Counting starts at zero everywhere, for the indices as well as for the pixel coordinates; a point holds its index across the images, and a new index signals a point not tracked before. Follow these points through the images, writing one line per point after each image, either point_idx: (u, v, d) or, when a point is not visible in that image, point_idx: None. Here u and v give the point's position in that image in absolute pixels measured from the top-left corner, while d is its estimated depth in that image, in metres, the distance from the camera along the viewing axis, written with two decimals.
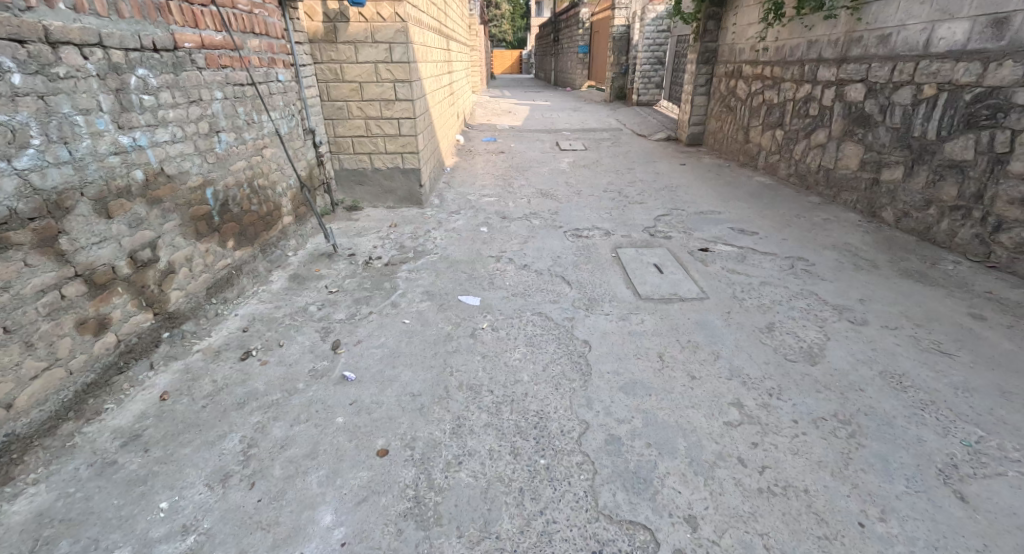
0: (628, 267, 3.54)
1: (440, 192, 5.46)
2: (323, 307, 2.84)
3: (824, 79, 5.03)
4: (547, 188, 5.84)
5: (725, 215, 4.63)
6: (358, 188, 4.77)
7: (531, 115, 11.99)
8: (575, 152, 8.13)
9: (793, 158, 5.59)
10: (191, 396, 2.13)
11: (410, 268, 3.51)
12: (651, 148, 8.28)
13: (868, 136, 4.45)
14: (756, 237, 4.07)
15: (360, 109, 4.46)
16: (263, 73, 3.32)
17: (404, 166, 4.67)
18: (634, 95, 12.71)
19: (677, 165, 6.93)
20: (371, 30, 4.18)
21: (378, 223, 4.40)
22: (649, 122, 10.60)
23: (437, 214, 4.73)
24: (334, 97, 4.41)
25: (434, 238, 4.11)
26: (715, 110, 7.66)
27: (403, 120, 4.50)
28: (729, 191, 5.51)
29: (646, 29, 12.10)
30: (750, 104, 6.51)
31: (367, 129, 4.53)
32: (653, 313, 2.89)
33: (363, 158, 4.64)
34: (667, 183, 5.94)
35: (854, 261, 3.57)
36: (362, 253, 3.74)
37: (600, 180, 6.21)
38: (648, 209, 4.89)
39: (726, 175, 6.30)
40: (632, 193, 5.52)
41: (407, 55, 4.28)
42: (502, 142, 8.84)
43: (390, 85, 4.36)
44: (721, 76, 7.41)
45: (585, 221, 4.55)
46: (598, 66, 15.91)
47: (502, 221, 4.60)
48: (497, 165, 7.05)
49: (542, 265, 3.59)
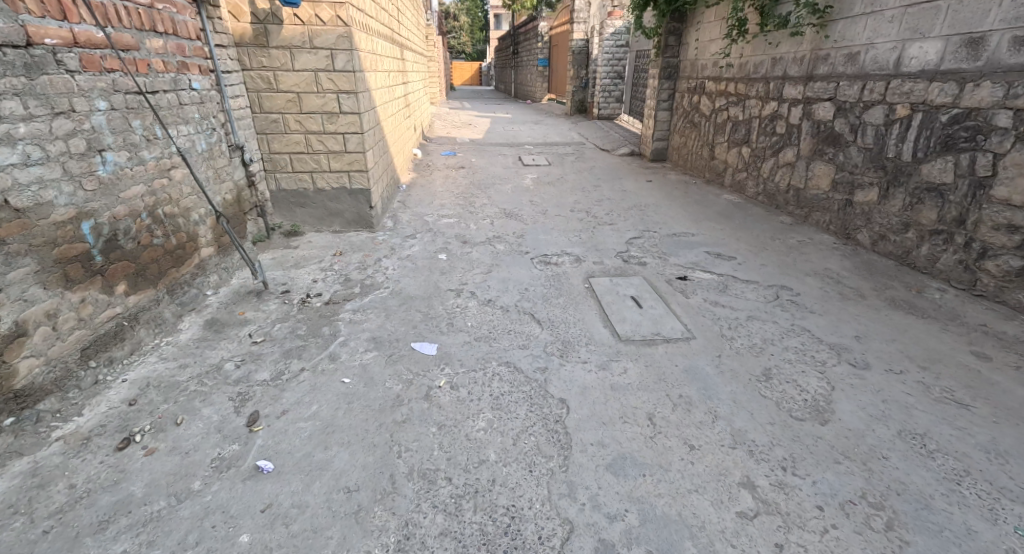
0: (602, 300, 3.17)
1: (394, 214, 5.00)
2: (242, 366, 2.41)
3: (791, 97, 4.80)
4: (510, 208, 5.45)
5: (698, 237, 4.36)
6: (299, 211, 4.25)
7: (492, 129, 11.67)
8: (539, 167, 7.81)
9: (761, 177, 5.37)
10: (29, 517, 1.64)
11: (355, 306, 3.03)
12: (616, 164, 8.04)
13: (838, 156, 4.19)
14: (732, 262, 3.80)
15: (298, 122, 3.97)
16: (168, 80, 2.89)
17: (352, 186, 4.21)
18: (595, 109, 12.56)
19: (643, 182, 6.68)
20: (308, 35, 3.73)
21: (320, 251, 3.89)
22: (612, 136, 10.40)
23: (389, 239, 4.26)
24: (268, 109, 3.92)
25: (385, 268, 3.64)
26: (678, 126, 7.49)
27: (349, 135, 4.05)
28: (700, 210, 5.25)
29: (605, 44, 12.00)
30: (715, 120, 6.32)
31: (308, 144, 4.04)
32: (635, 357, 2.52)
33: (304, 177, 4.14)
34: (636, 201, 5.66)
35: (838, 289, 3.23)
36: (298, 288, 3.24)
37: (566, 198, 5.89)
38: (619, 231, 4.57)
39: (694, 192, 6.07)
40: (600, 212, 5.22)
41: (351, 64, 3.85)
42: (463, 156, 8.45)
43: (333, 96, 3.91)
44: (683, 91, 7.26)
45: (552, 246, 4.18)
46: (558, 79, 15.76)
47: (462, 247, 4.16)
48: (457, 182, 6.63)
49: (508, 300, 3.18)
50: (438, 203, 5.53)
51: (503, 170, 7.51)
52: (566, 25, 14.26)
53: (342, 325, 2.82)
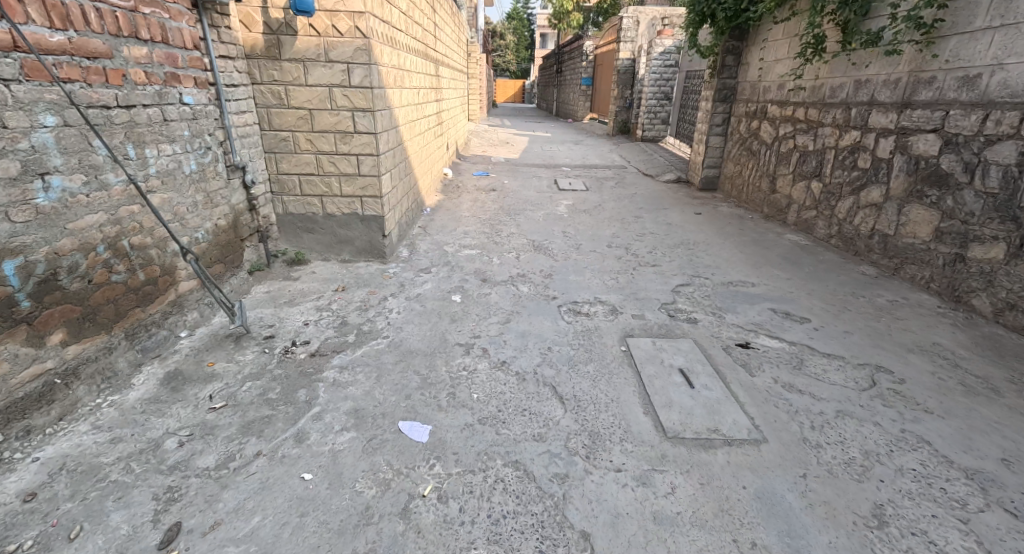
0: (644, 371, 2.55)
1: (412, 241, 4.61)
2: (186, 445, 1.90)
3: (880, 127, 4.08)
4: (538, 239, 4.91)
5: (763, 287, 3.68)
6: (305, 236, 3.90)
7: (530, 148, 11.18)
8: (576, 193, 7.23)
9: (830, 217, 4.66)
10: None
11: (344, 361, 2.52)
12: (661, 192, 7.39)
13: (947, 200, 3.50)
14: (808, 325, 3.10)
15: (309, 142, 3.64)
16: (152, 92, 2.46)
17: (364, 213, 3.86)
18: (639, 131, 11.98)
19: (692, 215, 6.01)
20: (324, 47, 3.39)
21: (322, 286, 3.47)
22: (656, 160, 9.80)
23: (402, 273, 3.82)
24: (277, 126, 3.58)
25: (390, 310, 3.16)
26: (732, 153, 6.82)
27: (365, 158, 3.69)
28: (761, 251, 4.54)
29: (653, 64, 11.44)
30: (777, 149, 5.62)
31: (319, 166, 3.71)
32: (686, 468, 1.92)
33: (313, 201, 3.80)
34: (684, 238, 5.00)
35: (957, 378, 2.56)
36: (284, 334, 2.72)
37: (604, 230, 5.28)
38: (664, 275, 3.94)
39: (751, 229, 5.36)
40: (642, 250, 4.58)
41: (370, 80, 3.49)
42: (494, 177, 7.95)
43: (348, 114, 3.56)
44: (741, 116, 6.58)
45: (585, 291, 3.58)
46: (600, 98, 15.25)
47: (481, 286, 3.64)
48: (485, 206, 6.16)
49: (525, 363, 2.61)
50: (462, 231, 5.07)
51: (537, 195, 6.96)
52: (613, 44, 13.78)
53: (321, 389, 2.28)
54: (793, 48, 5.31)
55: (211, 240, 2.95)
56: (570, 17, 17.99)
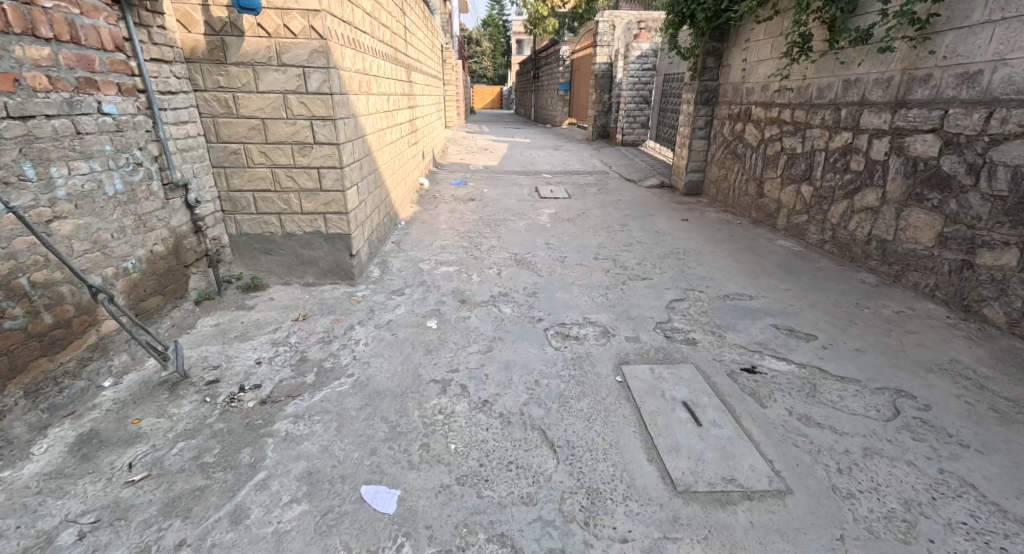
0: (644, 406, 2.25)
1: (384, 258, 4.27)
2: (88, 538, 1.58)
3: (873, 128, 3.85)
4: (520, 253, 4.60)
5: (762, 300, 3.42)
6: (263, 258, 3.54)
7: (509, 154, 10.91)
8: (558, 201, 6.97)
9: (823, 222, 4.45)
10: None
11: (302, 408, 2.19)
12: (645, 197, 7.17)
13: (950, 204, 3.28)
14: (816, 342, 2.82)
15: (263, 154, 3.29)
16: (58, 102, 2.13)
17: (328, 231, 3.52)
18: (619, 135, 11.80)
19: (678, 221, 5.78)
20: (275, 49, 3.06)
21: (280, 315, 3.11)
22: (638, 164, 9.60)
23: (370, 296, 3.47)
24: (226, 138, 3.22)
25: (355, 342, 2.83)
26: (717, 156, 6.61)
27: (326, 170, 3.37)
28: (755, 259, 4.31)
29: (631, 67, 11.26)
30: (764, 151, 5.41)
31: (276, 181, 3.36)
32: (703, 535, 1.66)
33: (271, 219, 3.45)
34: (673, 247, 4.75)
35: (986, 401, 2.31)
36: (230, 378, 2.36)
37: (589, 241, 5.01)
38: (656, 289, 3.66)
39: (741, 235, 5.14)
40: (631, 262, 4.31)
41: (329, 85, 3.18)
42: (473, 186, 7.66)
43: (306, 123, 3.24)
44: (724, 118, 6.39)
45: (573, 311, 3.29)
46: (579, 103, 15.09)
47: (458, 309, 3.31)
48: (464, 217, 5.85)
49: (509, 402, 2.29)
50: (438, 245, 4.75)
51: (517, 204, 6.68)
52: (589, 48, 13.58)
53: (270, 445, 1.93)
54: (777, 47, 5.11)
55: (142, 268, 2.58)
56: (546, 22, 17.77)
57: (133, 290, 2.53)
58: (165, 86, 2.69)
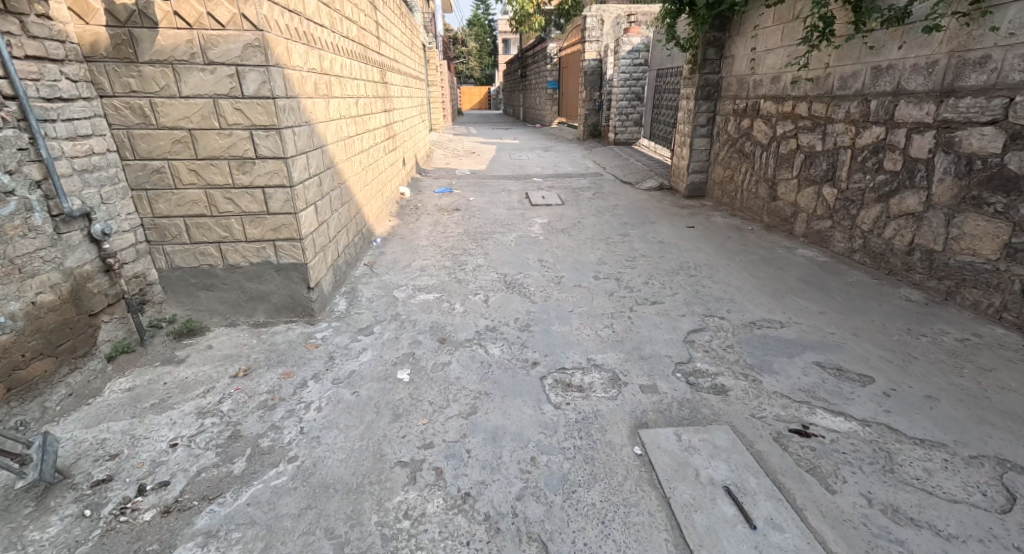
0: (674, 495, 1.74)
1: (354, 286, 3.71)
2: None
3: (911, 120, 3.35)
4: (510, 274, 4.06)
5: (795, 326, 2.91)
6: (202, 295, 2.96)
7: (498, 157, 10.39)
8: (551, 208, 6.44)
9: (850, 228, 3.93)
10: None
11: (214, 519, 1.70)
12: (645, 202, 6.66)
13: (1019, 210, 2.78)
14: (878, 382, 2.27)
15: (194, 173, 2.72)
16: None
17: (278, 261, 2.95)
18: (611, 134, 11.29)
19: (684, 229, 5.27)
20: (199, 44, 2.50)
21: (215, 372, 2.49)
22: (633, 164, 9.09)
23: (331, 337, 2.89)
24: (145, 154, 2.65)
25: (306, 406, 2.25)
26: (721, 155, 6.10)
27: (273, 189, 2.81)
28: (776, 273, 3.79)
29: (620, 63, 10.74)
30: (777, 149, 4.90)
31: (211, 204, 2.79)
32: None
33: (208, 249, 2.87)
34: (681, 260, 4.24)
35: None
36: (127, 473, 1.86)
37: (587, 255, 4.49)
38: (670, 315, 3.14)
39: (755, 243, 4.63)
40: (637, 281, 3.79)
41: (270, 86, 2.63)
42: (459, 194, 7.13)
43: (244, 133, 2.68)
44: (728, 114, 5.88)
45: (574, 349, 2.75)
46: (568, 101, 14.59)
47: (436, 351, 2.75)
48: (448, 231, 5.31)
49: (497, 496, 1.77)
50: (419, 267, 4.20)
51: (506, 213, 6.15)
52: (577, 45, 13.06)
53: None
54: (791, 34, 4.59)
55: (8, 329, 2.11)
56: (532, 20, 17.22)
57: (0, 358, 2.09)
58: (53, 91, 2.32)
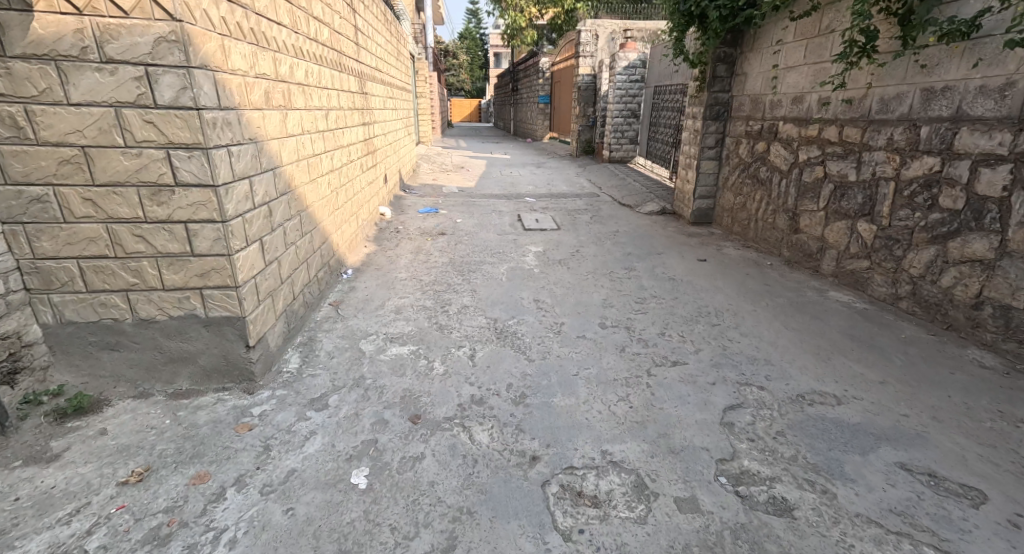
0: None
1: (313, 335, 3.12)
2: None
3: (977, 151, 2.94)
4: (501, 319, 3.47)
5: (855, 405, 2.34)
6: (105, 355, 2.38)
7: (488, 173, 9.84)
8: (546, 233, 5.89)
9: (894, 271, 3.46)
10: None
11: None
12: (646, 229, 6.14)
13: None
14: (995, 500, 1.82)
15: (90, 202, 2.17)
16: None
17: (207, 314, 2.41)
18: (605, 152, 10.84)
19: (693, 264, 4.75)
20: (91, 34, 1.98)
21: (97, 479, 1.92)
22: (630, 184, 8.60)
23: (270, 415, 2.32)
24: (21, 178, 2.09)
25: (213, 542, 1.70)
26: (733, 181, 5.69)
27: (198, 224, 2.28)
28: (813, 323, 3.24)
29: (617, 79, 10.29)
30: (800, 178, 4.46)
31: (116, 242, 2.25)
32: None
33: (111, 297, 2.31)
34: (698, 304, 3.69)
35: None
36: None
37: (589, 295, 3.93)
38: (696, 383, 2.56)
39: (777, 283, 4.10)
40: (651, 332, 3.23)
41: (194, 94, 2.13)
42: (445, 214, 6.55)
43: (159, 153, 2.16)
44: (742, 135, 5.47)
45: (585, 435, 2.17)
46: (560, 116, 14.16)
47: (403, 439, 2.17)
48: (430, 259, 4.72)
49: None
50: (394, 307, 3.60)
51: (497, 239, 5.58)
52: (571, 59, 12.65)
53: None
54: (820, 50, 4.10)
55: None
56: (524, 34, 16.85)
57: None
58: None
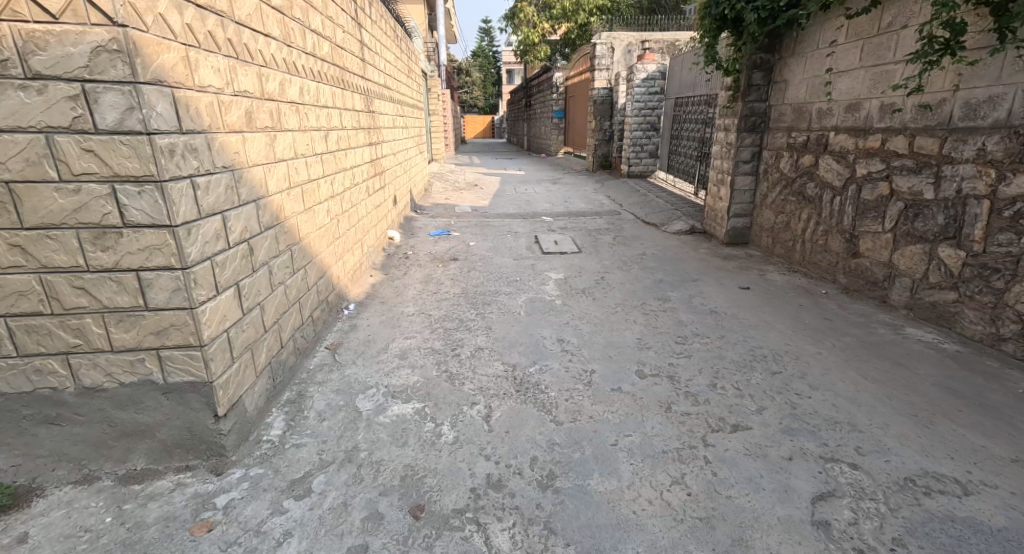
0: None
1: (301, 390, 2.67)
2: None
3: None
4: (520, 365, 2.98)
5: (990, 498, 1.84)
6: (43, 431, 2.01)
7: (503, 191, 9.45)
8: (567, 257, 5.43)
9: (993, 306, 2.93)
10: None
11: None
12: (678, 251, 5.64)
13: None
14: None
15: (19, 250, 1.79)
16: None
17: (165, 380, 1.99)
18: (625, 166, 10.40)
19: (734, 294, 4.24)
20: (13, 44, 1.60)
21: None
22: (655, 201, 8.11)
23: (238, 508, 1.92)
24: None
25: None
26: (773, 199, 5.20)
27: (151, 272, 1.86)
28: (896, 371, 2.69)
29: (635, 92, 9.86)
30: (859, 194, 3.92)
31: (51, 296, 1.86)
32: None
33: (47, 361, 1.94)
34: (746, 346, 3.19)
35: None
36: None
37: (621, 333, 3.44)
38: (766, 459, 2.06)
39: (835, 317, 3.60)
40: (700, 384, 2.73)
41: (143, 114, 1.72)
42: (458, 238, 6.14)
43: (103, 188, 1.76)
44: (784, 147, 4.97)
45: (635, 540, 1.74)
46: (576, 131, 13.80)
47: (399, 547, 1.77)
48: (441, 290, 4.30)
49: None
50: (397, 349, 3.16)
51: (513, 264, 5.13)
52: (586, 73, 12.28)
53: None
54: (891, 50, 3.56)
55: None
56: (537, 49, 16.59)
57: None
58: None
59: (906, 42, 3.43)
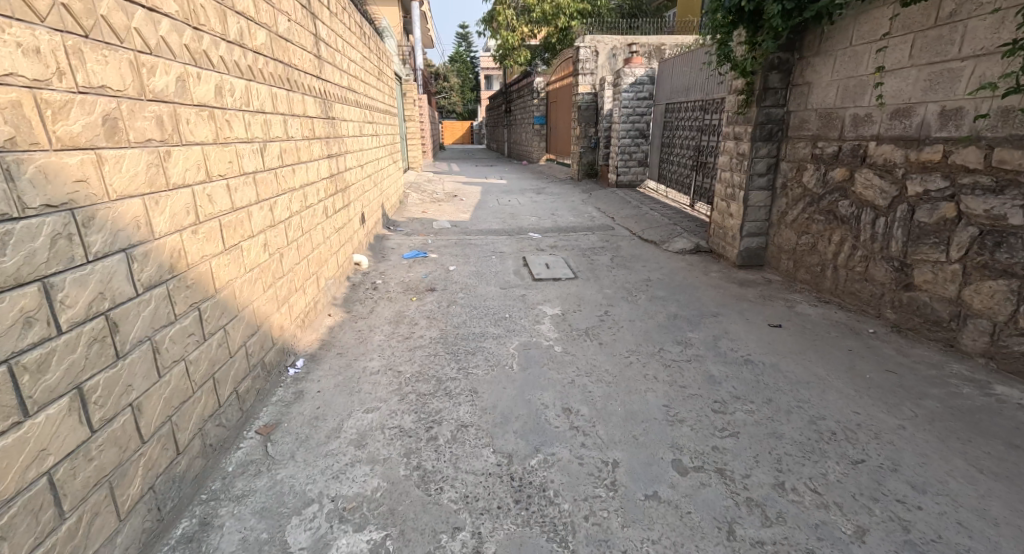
0: None
1: (206, 508, 1.86)
2: None
3: None
4: (517, 455, 2.22)
5: None
6: None
7: (485, 203, 8.69)
8: (561, 285, 4.70)
9: None
10: None
11: None
12: (687, 276, 4.95)
13: None
14: None
15: None
16: None
17: None
18: (613, 175, 9.76)
19: (766, 335, 3.55)
20: None
21: None
22: (650, 214, 7.45)
23: None
24: None
25: None
26: (795, 218, 4.53)
27: None
28: (1016, 458, 2.19)
29: (622, 97, 9.22)
30: (912, 217, 3.42)
31: None
32: None
33: None
34: (797, 417, 2.52)
35: None
36: None
37: (641, 398, 2.71)
38: None
39: (890, 371, 2.99)
40: (763, 485, 2.05)
41: None
42: (434, 261, 5.37)
43: None
44: (809, 159, 4.31)
45: None
46: (559, 138, 13.15)
47: None
48: (412, 333, 3.53)
49: None
50: (353, 428, 2.37)
51: (500, 294, 4.40)
52: (569, 77, 11.61)
53: None
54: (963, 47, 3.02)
55: None
56: (516, 53, 15.91)
57: None
58: None
59: (973, 33, 2.97)
